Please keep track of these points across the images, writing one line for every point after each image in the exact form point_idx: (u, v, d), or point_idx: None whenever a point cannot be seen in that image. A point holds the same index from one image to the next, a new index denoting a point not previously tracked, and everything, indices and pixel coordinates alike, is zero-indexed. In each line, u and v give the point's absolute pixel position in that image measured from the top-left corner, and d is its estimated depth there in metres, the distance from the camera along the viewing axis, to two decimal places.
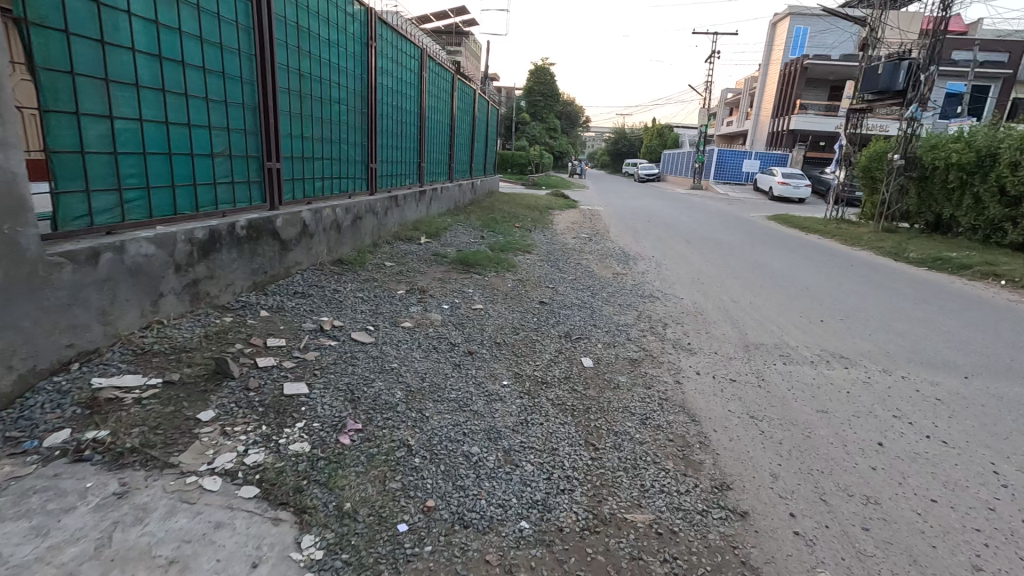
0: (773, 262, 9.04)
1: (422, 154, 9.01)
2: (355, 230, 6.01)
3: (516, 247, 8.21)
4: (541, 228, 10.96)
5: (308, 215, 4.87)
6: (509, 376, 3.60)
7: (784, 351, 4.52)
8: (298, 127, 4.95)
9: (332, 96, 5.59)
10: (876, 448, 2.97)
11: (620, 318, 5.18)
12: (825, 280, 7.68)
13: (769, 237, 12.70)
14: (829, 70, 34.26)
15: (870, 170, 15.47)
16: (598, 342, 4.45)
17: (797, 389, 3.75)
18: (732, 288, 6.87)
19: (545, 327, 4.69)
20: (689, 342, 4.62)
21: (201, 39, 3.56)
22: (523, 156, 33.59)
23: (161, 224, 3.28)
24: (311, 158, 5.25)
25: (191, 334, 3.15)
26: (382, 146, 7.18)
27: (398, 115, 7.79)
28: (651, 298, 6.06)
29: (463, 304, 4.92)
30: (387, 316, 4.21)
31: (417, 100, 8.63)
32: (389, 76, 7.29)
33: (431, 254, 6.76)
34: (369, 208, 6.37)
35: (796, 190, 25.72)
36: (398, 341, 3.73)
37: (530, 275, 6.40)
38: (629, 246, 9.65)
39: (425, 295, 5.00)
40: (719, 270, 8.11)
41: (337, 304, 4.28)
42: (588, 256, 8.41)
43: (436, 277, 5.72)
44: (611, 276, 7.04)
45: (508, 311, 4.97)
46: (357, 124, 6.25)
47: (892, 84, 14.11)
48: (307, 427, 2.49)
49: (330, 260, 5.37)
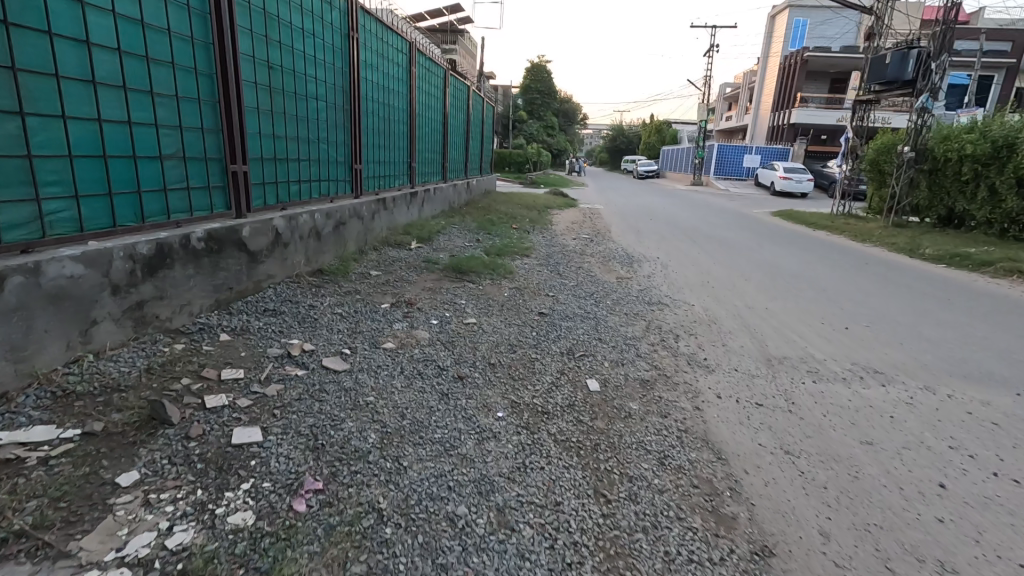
0: (785, 262, 8.59)
1: (413, 153, 8.54)
2: (338, 237, 5.55)
3: (514, 251, 7.75)
4: (539, 229, 10.50)
5: (281, 223, 4.40)
6: (505, 406, 3.15)
7: (811, 366, 4.07)
8: (268, 125, 4.48)
9: (309, 92, 5.12)
10: (938, 492, 2.51)
11: (627, 330, 4.72)
12: (842, 281, 7.23)
13: (777, 234, 12.23)
14: (830, 63, 33.79)
15: (877, 163, 15.01)
16: (604, 360, 3.99)
17: (834, 414, 3.30)
18: (745, 291, 6.42)
19: (545, 343, 4.24)
20: (705, 358, 4.17)
21: (142, 23, 3.10)
22: (521, 155, 33.18)
23: (93, 237, 2.82)
24: (285, 160, 4.78)
25: (130, 367, 2.70)
26: (369, 145, 6.72)
27: (386, 113, 7.31)
28: (660, 306, 5.60)
29: (454, 318, 4.45)
30: (368, 336, 3.75)
31: (406, 96, 8.16)
32: (374, 70, 6.82)
33: (422, 261, 6.29)
34: (353, 212, 5.91)
35: (799, 184, 25.23)
36: (377, 367, 3.26)
37: (528, 282, 5.95)
38: (632, 247, 9.18)
39: (412, 308, 4.54)
40: (729, 271, 7.66)
41: (312, 323, 3.82)
42: (589, 259, 7.94)
43: (425, 287, 5.25)
44: (615, 281, 6.58)
45: (504, 325, 4.51)
46: (338, 122, 5.78)
47: (900, 73, 13.63)
48: (254, 489, 2.04)
49: (309, 271, 4.90)
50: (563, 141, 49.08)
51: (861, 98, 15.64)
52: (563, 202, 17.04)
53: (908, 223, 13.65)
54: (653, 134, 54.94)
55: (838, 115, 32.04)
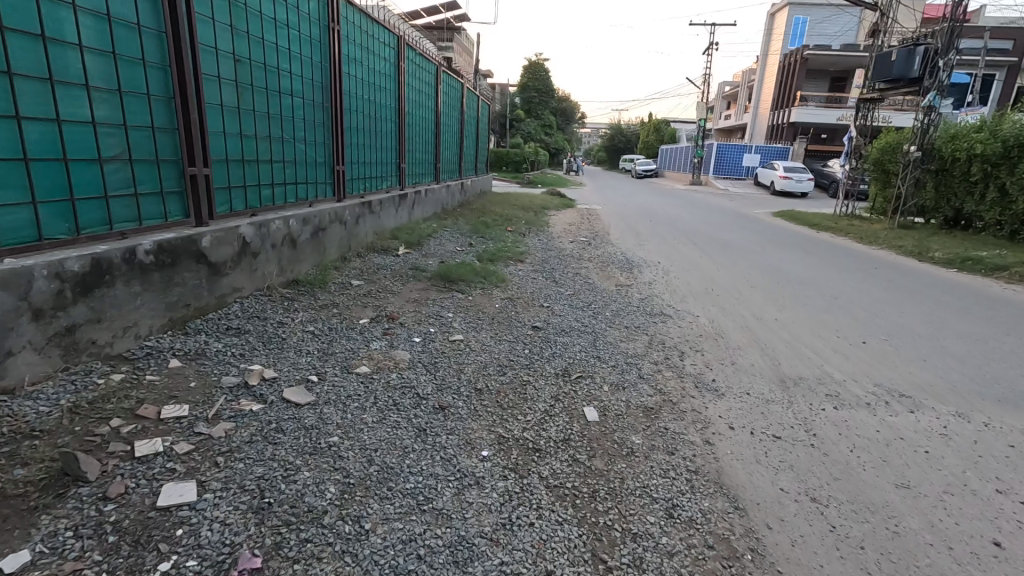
0: (790, 267, 8.24)
1: (402, 153, 8.15)
2: (317, 243, 5.16)
3: (508, 256, 7.38)
4: (535, 231, 10.13)
5: (249, 230, 4.02)
6: (491, 443, 2.77)
7: (830, 389, 3.71)
8: (236, 124, 4.10)
9: (285, 87, 4.74)
10: (995, 554, 2.15)
11: (627, 347, 4.34)
12: (853, 288, 6.87)
13: (779, 236, 11.89)
14: (830, 61, 33.48)
15: (882, 163, 14.67)
16: (603, 383, 3.61)
17: (861, 448, 2.93)
18: (752, 300, 6.07)
19: (538, 362, 3.86)
20: (714, 380, 3.79)
21: (74, 7, 2.76)
22: (518, 154, 32.77)
23: (11, 253, 2.50)
24: (256, 161, 4.40)
25: (52, 406, 2.32)
26: (353, 145, 6.33)
27: (372, 110, 6.92)
28: (663, 317, 5.24)
29: (439, 334, 4.08)
30: (340, 359, 3.37)
31: (395, 94, 7.77)
32: (359, 65, 6.42)
33: (408, 268, 5.92)
34: (334, 217, 5.54)
35: (799, 184, 24.91)
36: (346, 398, 2.88)
37: (521, 291, 5.57)
38: (632, 251, 8.82)
39: (394, 324, 4.16)
40: (734, 277, 7.30)
41: (279, 344, 3.44)
42: (587, 264, 7.57)
43: (410, 298, 4.87)
44: (614, 289, 6.21)
45: (493, 341, 4.14)
46: (317, 121, 5.39)
47: (906, 71, 13.30)
48: (174, 571, 1.66)
49: (282, 282, 4.52)
50: (561, 140, 48.70)
51: (865, 96, 15.28)
52: (560, 202, 16.65)
53: (914, 224, 13.31)
54: (651, 133, 54.53)
55: (838, 114, 31.73)
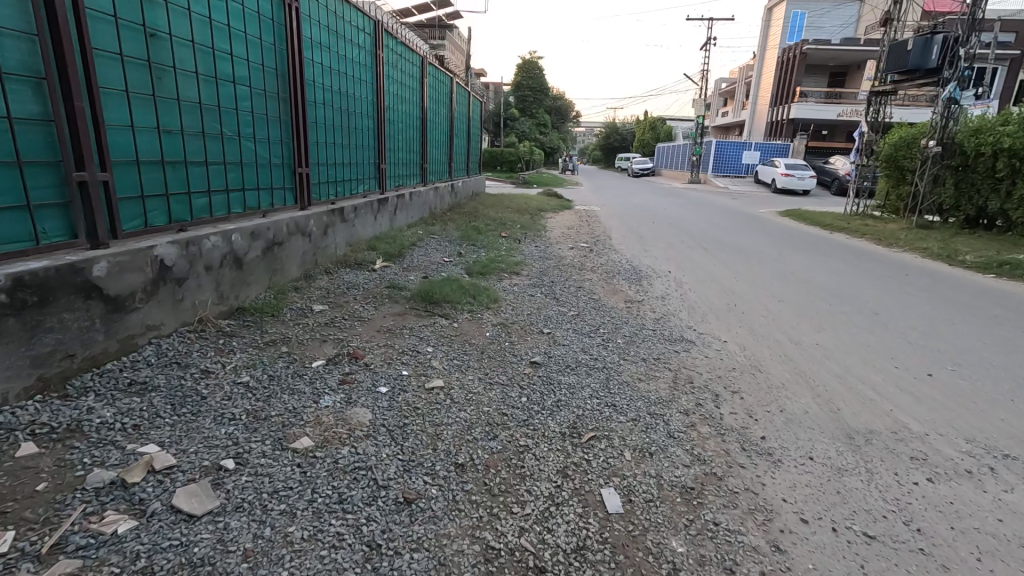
0: (815, 275, 7.43)
1: (382, 154, 7.28)
2: (270, 261, 4.28)
3: (501, 267, 6.54)
4: (531, 236, 9.30)
5: (169, 250, 3.16)
6: (475, 565, 1.94)
7: (913, 449, 2.89)
8: (151, 116, 3.22)
9: (224, 73, 3.86)
10: None
11: (648, 389, 3.52)
12: (893, 301, 6.07)
13: (793, 238, 11.11)
14: (830, 55, 32.77)
15: (896, 160, 13.90)
16: (623, 449, 2.78)
17: (989, 556, 2.11)
18: (784, 319, 5.26)
19: (538, 417, 3.03)
20: (764, 439, 2.96)
21: None
22: (512, 153, 31.92)
23: None
24: (184, 164, 3.52)
25: None
26: (319, 143, 5.45)
27: (344, 105, 6.04)
28: (686, 344, 4.42)
29: (411, 380, 3.23)
30: (274, 426, 2.52)
31: (372, 87, 6.89)
32: (326, 51, 5.53)
33: (384, 287, 5.07)
34: (295, 228, 4.68)
35: (803, 181, 24.17)
36: (269, 497, 2.04)
37: (516, 313, 4.74)
38: (638, 259, 8.00)
39: (356, 367, 3.31)
40: (756, 289, 6.48)
41: (194, 406, 2.58)
42: (590, 276, 6.74)
43: (382, 328, 4.03)
44: (624, 308, 5.40)
45: (482, 386, 3.31)
46: (271, 114, 4.50)
47: (923, 60, 12.43)
48: None
49: (222, 312, 3.67)
50: (556, 138, 48.00)
51: (877, 88, 14.48)
52: (558, 203, 15.86)
53: (933, 224, 12.53)
54: (648, 131, 53.86)
55: (839, 110, 31.06)
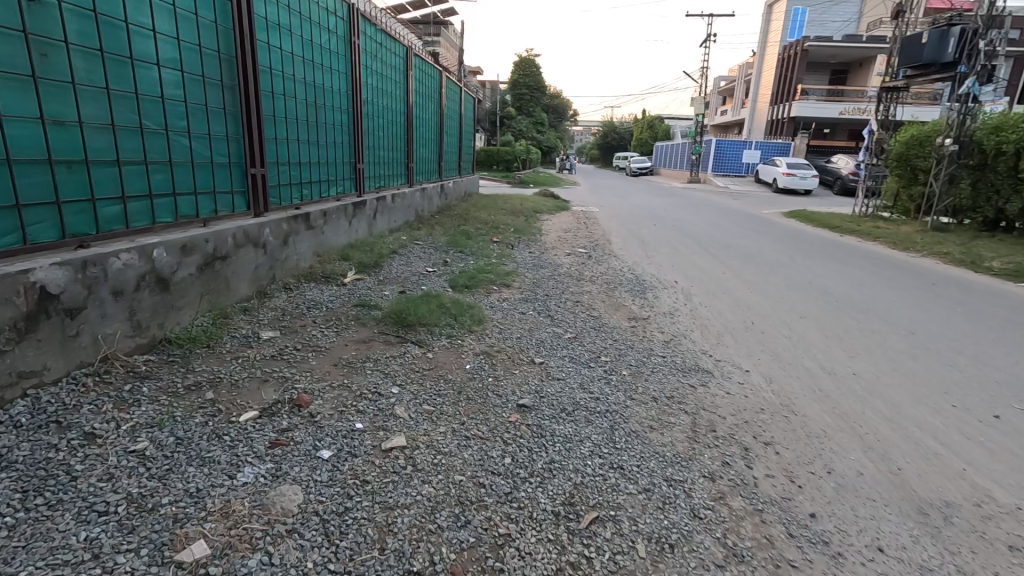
0: (835, 285, 6.79)
1: (360, 153, 6.58)
2: (209, 279, 3.59)
3: (490, 279, 5.87)
4: (525, 241, 8.65)
5: (52, 274, 2.47)
6: None
7: (1011, 534, 2.23)
8: (30, 103, 2.55)
9: (145, 53, 3.18)
10: None
11: (661, 441, 2.86)
12: (929, 318, 5.42)
13: (803, 242, 10.50)
14: (831, 52, 32.13)
15: (908, 159, 13.30)
16: (634, 539, 2.13)
17: None
18: (810, 341, 4.61)
19: (525, 489, 2.38)
20: (814, 519, 2.30)
21: None
22: (508, 151, 31.19)
23: None
24: (85, 164, 2.84)
25: None
26: (279, 140, 4.76)
27: (312, 96, 5.34)
28: (702, 374, 3.78)
29: (365, 439, 2.55)
30: (159, 523, 1.85)
31: (347, 78, 6.20)
32: (288, 33, 4.84)
33: (352, 306, 4.40)
34: (244, 238, 4.00)
35: (805, 181, 23.58)
36: None
37: (504, 338, 4.08)
38: (641, 267, 7.34)
39: (298, 419, 2.64)
40: (774, 303, 5.81)
41: (55, 493, 1.91)
42: (589, 287, 6.08)
43: (341, 362, 3.36)
44: (627, 328, 4.74)
45: (455, 445, 2.64)
46: (214, 105, 3.81)
47: (939, 55, 11.68)
48: None
49: (139, 346, 3.00)
50: (553, 138, 47.35)
51: (887, 84, 13.84)
52: (554, 204, 15.20)
53: (948, 225, 11.93)
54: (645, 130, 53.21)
55: (841, 107, 30.48)
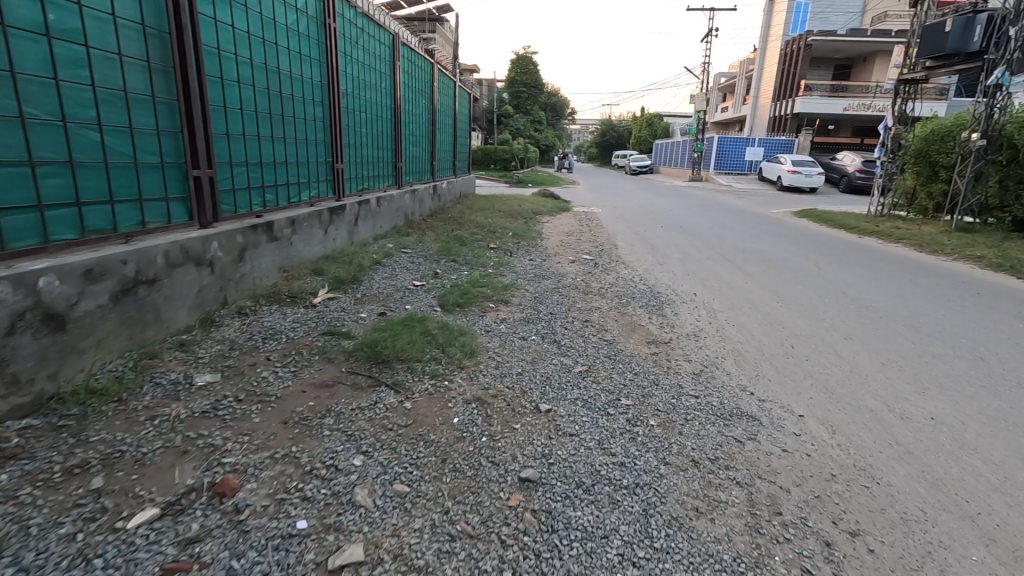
0: (873, 296, 6.07)
1: (338, 151, 5.84)
2: (127, 309, 2.85)
3: (486, 294, 5.13)
4: (524, 247, 7.92)
5: None
6: None
7: None
8: None
9: (26, 20, 2.45)
10: None
11: (714, 536, 2.12)
12: (993, 338, 4.68)
13: (822, 244, 9.80)
14: (835, 46, 31.37)
15: (928, 155, 12.61)
16: None
17: None
18: (866, 370, 3.88)
19: None
20: None
21: None
22: (506, 150, 30.45)
23: None
24: None
25: None
26: (233, 137, 4.01)
27: (277, 84, 4.59)
28: (748, 422, 3.05)
29: (305, 552, 1.82)
30: None
31: (321, 66, 5.45)
32: (244, 9, 4.09)
33: (320, 335, 3.65)
34: (182, 256, 3.26)
35: (809, 179, 22.89)
36: None
37: (502, 375, 3.35)
38: (654, 277, 6.62)
39: (215, 520, 1.90)
40: (810, 320, 5.08)
41: None
42: (598, 303, 5.34)
43: (294, 419, 2.62)
44: (646, 357, 4.00)
45: (433, 557, 1.90)
46: (138, 91, 3.07)
47: (964, 44, 11.05)
48: None
49: (16, 409, 2.27)
50: (551, 137, 46.68)
51: (906, 76, 13.12)
52: (554, 205, 14.48)
53: (973, 225, 11.23)
54: (644, 128, 52.55)
55: (845, 103, 29.72)
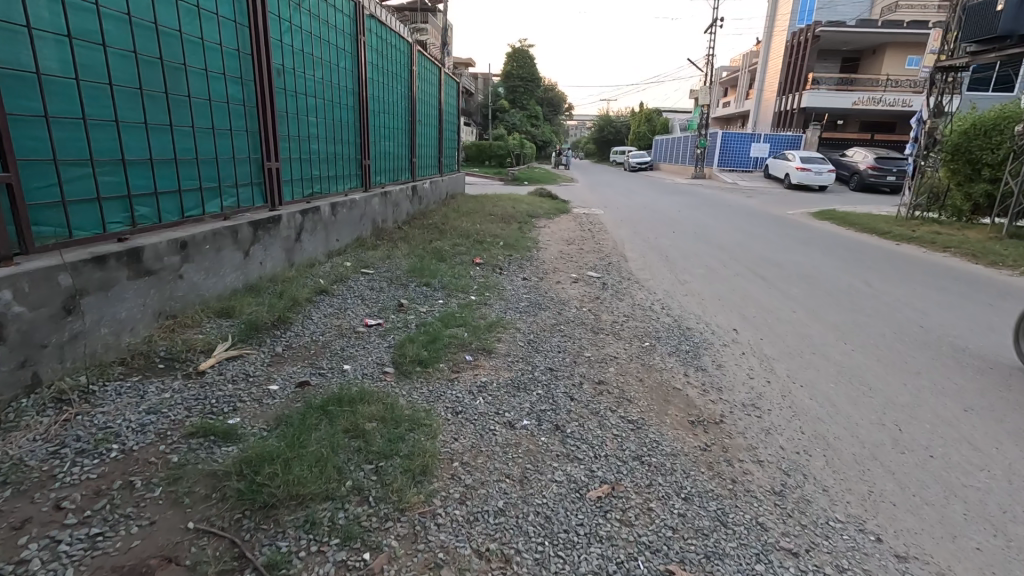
0: (961, 332, 4.72)
1: (270, 144, 4.45)
2: None
3: (460, 338, 3.76)
4: (515, 261, 6.57)
5: None
6: None
7: None
8: None
9: None
10: None
11: None
12: None
13: (861, 254, 8.46)
14: (844, 38, 30.01)
15: (968, 151, 11.25)
16: None
17: None
18: None
19: None
20: None
21: None
22: (501, 146, 29.02)
23: None
24: None
25: None
26: (59, 120, 2.66)
27: (156, 46, 3.21)
28: None
29: None
30: None
31: (239, 30, 4.04)
32: None
33: (181, 439, 2.27)
34: None
35: (817, 176, 21.30)
36: None
37: (470, 522, 1.99)
38: (678, 304, 5.28)
39: None
40: (899, 374, 3.74)
41: None
42: (612, 348, 3.99)
43: None
44: (693, 456, 2.64)
45: None
46: None
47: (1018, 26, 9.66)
48: None
49: None
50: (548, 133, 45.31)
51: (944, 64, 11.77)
52: (552, 206, 13.09)
53: None
54: (643, 123, 51.26)
55: (853, 99, 28.17)
